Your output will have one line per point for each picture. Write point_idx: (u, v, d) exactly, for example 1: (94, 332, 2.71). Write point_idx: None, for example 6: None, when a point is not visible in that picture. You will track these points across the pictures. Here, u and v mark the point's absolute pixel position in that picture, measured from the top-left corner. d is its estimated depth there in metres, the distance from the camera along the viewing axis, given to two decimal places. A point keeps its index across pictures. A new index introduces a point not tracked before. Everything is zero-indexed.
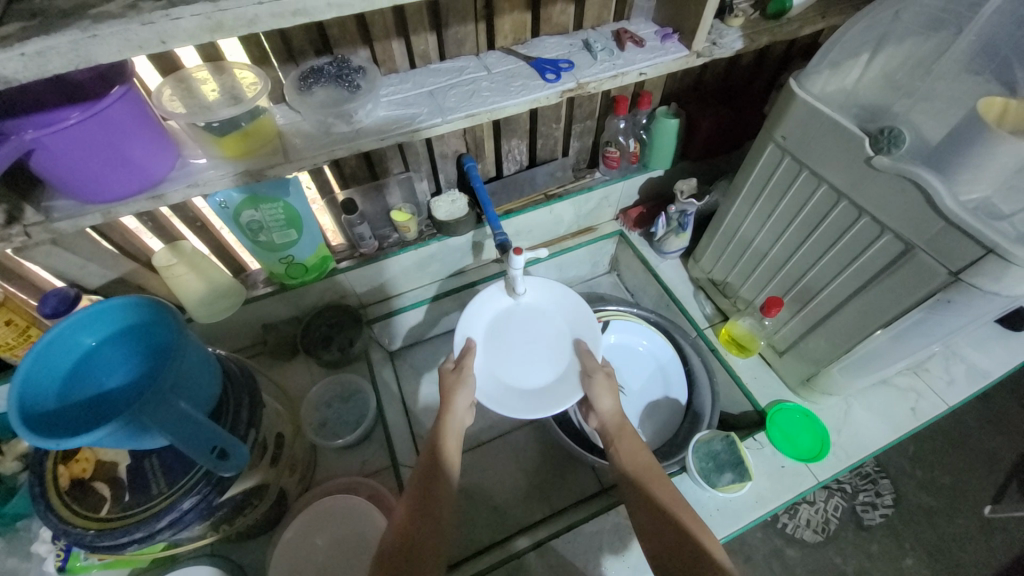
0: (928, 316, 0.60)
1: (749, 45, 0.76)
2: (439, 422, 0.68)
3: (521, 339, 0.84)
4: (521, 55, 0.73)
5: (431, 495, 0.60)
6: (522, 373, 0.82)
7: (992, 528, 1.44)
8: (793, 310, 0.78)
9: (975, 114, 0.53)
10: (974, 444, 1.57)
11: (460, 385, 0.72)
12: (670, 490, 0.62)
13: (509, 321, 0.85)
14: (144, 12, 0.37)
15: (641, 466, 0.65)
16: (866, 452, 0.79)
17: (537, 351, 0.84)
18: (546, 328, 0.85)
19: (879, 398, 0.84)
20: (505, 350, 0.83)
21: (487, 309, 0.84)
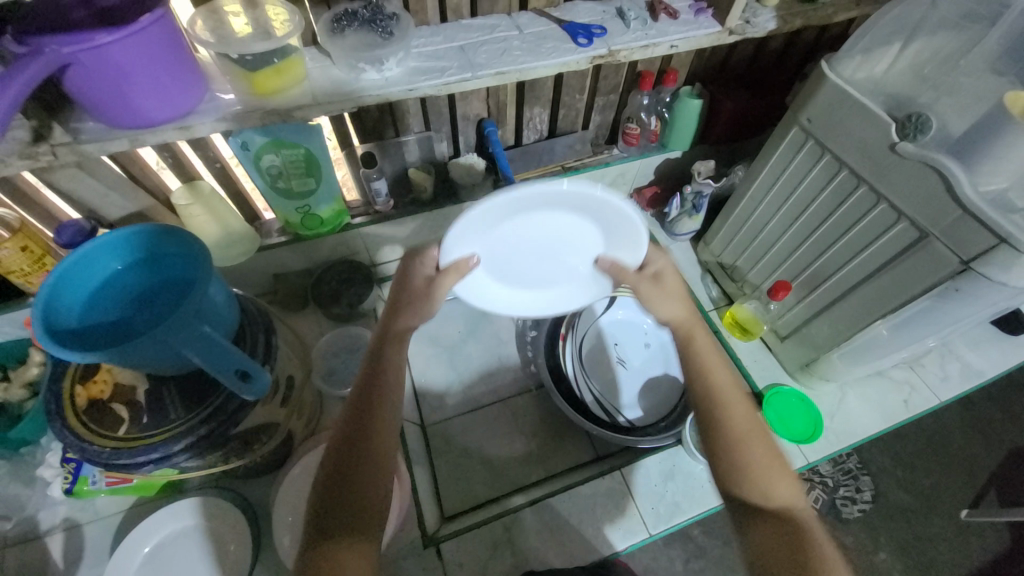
0: (938, 309, 0.62)
1: (782, 27, 0.76)
2: (390, 315, 0.67)
3: (535, 248, 0.69)
4: (554, 18, 0.72)
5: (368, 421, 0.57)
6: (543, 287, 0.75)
7: (965, 530, 1.49)
8: (801, 295, 0.80)
9: (1004, 105, 0.53)
10: (955, 448, 1.61)
11: None
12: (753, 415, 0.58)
13: (519, 226, 0.66)
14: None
15: (725, 378, 0.60)
16: (857, 439, 0.82)
17: (556, 256, 0.71)
18: (568, 234, 0.68)
19: (874, 389, 0.86)
20: (514, 257, 0.70)
21: (480, 230, 0.64)
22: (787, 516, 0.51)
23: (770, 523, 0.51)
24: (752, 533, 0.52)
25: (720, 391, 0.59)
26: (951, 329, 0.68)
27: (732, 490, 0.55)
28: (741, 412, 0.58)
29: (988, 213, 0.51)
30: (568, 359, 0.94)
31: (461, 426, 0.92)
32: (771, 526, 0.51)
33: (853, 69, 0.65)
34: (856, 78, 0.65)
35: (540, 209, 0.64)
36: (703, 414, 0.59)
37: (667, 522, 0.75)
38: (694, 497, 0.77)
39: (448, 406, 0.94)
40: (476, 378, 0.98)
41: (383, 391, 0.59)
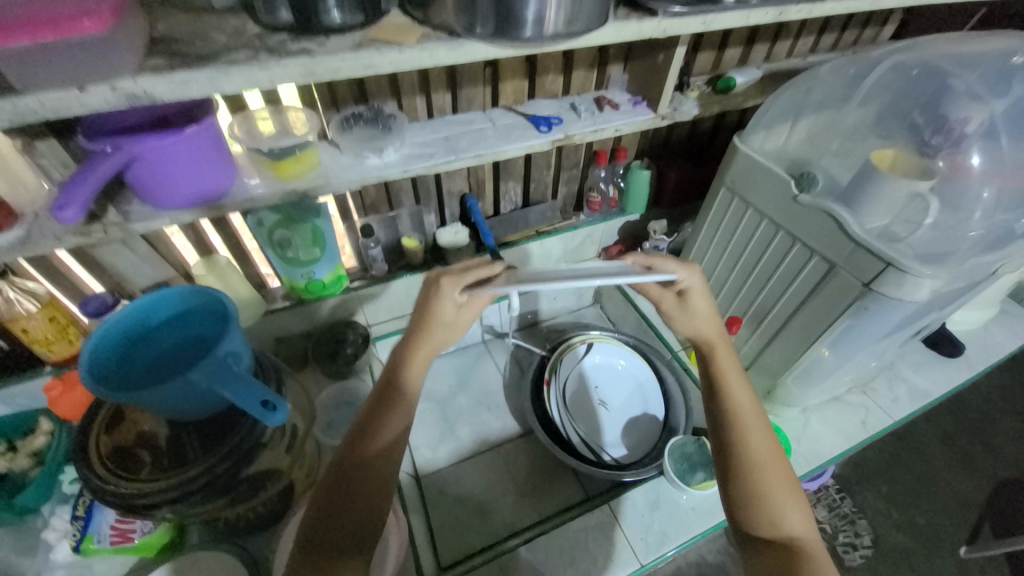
0: (860, 329, 0.73)
1: (703, 112, 0.95)
2: (415, 326, 0.71)
3: (552, 290, 0.86)
4: (520, 112, 0.90)
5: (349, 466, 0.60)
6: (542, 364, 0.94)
7: (970, 570, 1.48)
8: (752, 329, 0.90)
9: (871, 161, 0.69)
10: (940, 483, 1.65)
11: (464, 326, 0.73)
12: (767, 440, 0.65)
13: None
14: (262, 60, 0.50)
15: (746, 405, 0.68)
16: (823, 460, 0.88)
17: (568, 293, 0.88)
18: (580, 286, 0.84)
19: (833, 413, 0.94)
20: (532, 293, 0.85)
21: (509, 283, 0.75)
22: (791, 543, 0.58)
23: (771, 546, 0.58)
24: (757, 557, 0.58)
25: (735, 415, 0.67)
26: (871, 347, 0.79)
27: (743, 515, 0.61)
28: (759, 440, 0.65)
29: (874, 244, 0.64)
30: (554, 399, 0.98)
31: (456, 476, 0.95)
32: (775, 549, 0.57)
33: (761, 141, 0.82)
34: (764, 148, 0.82)
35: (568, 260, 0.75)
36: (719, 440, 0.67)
37: (656, 552, 0.77)
38: (679, 524, 0.81)
39: (442, 458, 0.98)
40: (468, 428, 1.03)
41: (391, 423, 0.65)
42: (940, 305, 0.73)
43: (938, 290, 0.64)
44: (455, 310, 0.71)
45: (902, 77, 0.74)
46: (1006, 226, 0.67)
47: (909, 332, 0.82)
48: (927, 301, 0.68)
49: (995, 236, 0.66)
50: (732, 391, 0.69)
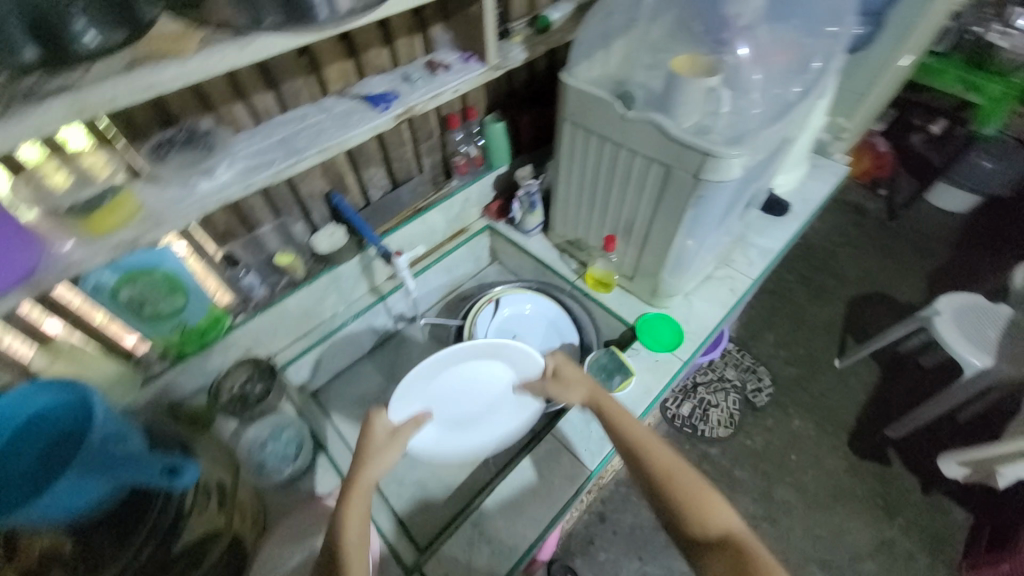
0: (705, 215, 0.85)
1: (531, 53, 0.98)
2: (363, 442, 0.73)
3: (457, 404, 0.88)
4: (354, 95, 0.86)
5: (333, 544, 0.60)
6: (483, 430, 0.89)
7: (844, 375, 1.86)
8: (627, 241, 1.00)
9: (676, 68, 0.77)
10: (804, 318, 2.05)
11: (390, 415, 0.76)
12: (673, 455, 0.69)
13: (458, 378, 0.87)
14: (14, 108, 0.43)
15: (646, 438, 0.72)
16: (710, 330, 1.04)
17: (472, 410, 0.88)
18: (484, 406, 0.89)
19: (708, 289, 1.10)
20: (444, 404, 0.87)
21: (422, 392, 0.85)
22: (728, 541, 0.60)
23: (715, 550, 0.60)
24: (707, 565, 0.59)
25: (642, 446, 0.71)
26: (717, 226, 0.93)
27: (682, 532, 0.63)
28: (666, 462, 0.68)
29: (692, 141, 0.74)
30: None
31: None
32: (720, 552, 0.59)
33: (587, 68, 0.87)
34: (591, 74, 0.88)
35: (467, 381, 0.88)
36: (637, 473, 0.70)
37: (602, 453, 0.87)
38: None
39: None
40: None
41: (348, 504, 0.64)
42: (755, 175, 0.86)
43: (748, 165, 0.77)
44: (388, 440, 0.74)
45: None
46: (782, 97, 0.81)
47: (743, 204, 0.97)
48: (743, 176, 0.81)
49: (778, 107, 0.80)
50: (629, 432, 0.73)
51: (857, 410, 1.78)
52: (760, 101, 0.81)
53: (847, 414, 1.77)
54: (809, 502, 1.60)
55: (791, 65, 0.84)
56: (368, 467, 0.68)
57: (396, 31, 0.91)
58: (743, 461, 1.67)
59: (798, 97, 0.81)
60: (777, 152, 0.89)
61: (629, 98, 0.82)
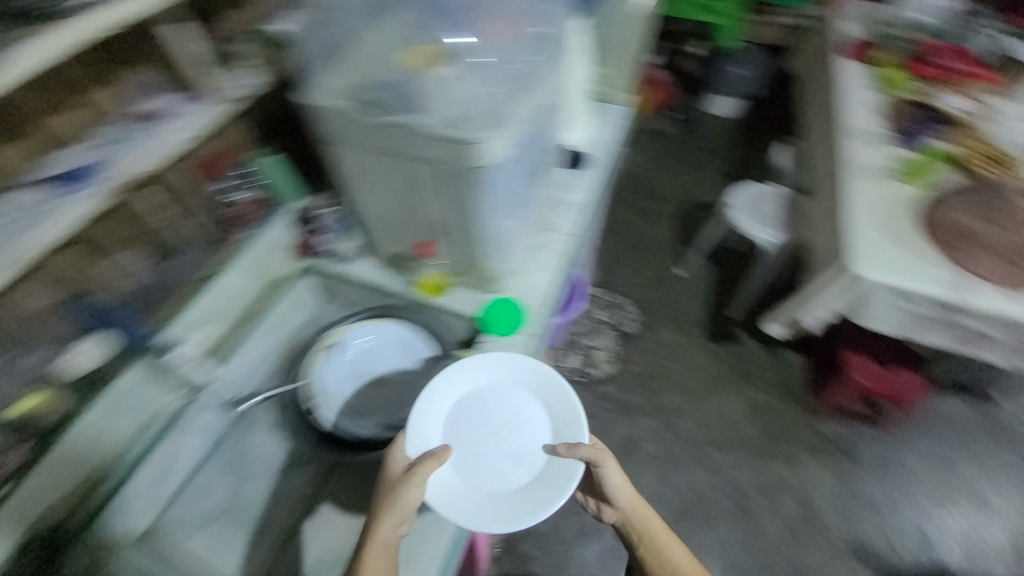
0: (496, 198, 0.86)
1: (261, 87, 0.94)
2: (383, 496, 0.77)
3: (468, 455, 0.85)
4: (48, 178, 0.79)
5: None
6: (502, 480, 0.84)
7: (687, 281, 2.15)
8: (439, 241, 0.97)
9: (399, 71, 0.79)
10: (647, 245, 2.30)
11: (415, 487, 0.77)
12: (687, 564, 0.86)
13: (485, 410, 0.89)
14: None
15: (685, 568, 0.86)
16: (546, 296, 1.09)
17: (495, 468, 0.85)
18: (527, 462, 0.85)
19: (536, 257, 1.14)
20: (464, 461, 0.85)
21: (465, 400, 0.90)
22: None
23: None
24: None
25: (665, 556, 0.86)
26: (514, 202, 0.95)
27: None
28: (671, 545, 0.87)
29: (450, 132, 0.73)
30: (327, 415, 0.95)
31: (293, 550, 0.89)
32: None
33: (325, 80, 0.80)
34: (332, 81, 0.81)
35: (470, 403, 0.89)
36: (654, 572, 0.87)
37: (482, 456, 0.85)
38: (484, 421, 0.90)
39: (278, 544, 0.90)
40: (284, 500, 0.95)
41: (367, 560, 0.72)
42: (528, 148, 0.89)
43: (515, 144, 0.78)
44: (404, 475, 0.79)
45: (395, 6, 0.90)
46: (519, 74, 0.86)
47: (531, 173, 1.00)
48: (515, 153, 0.82)
49: (518, 84, 0.84)
50: (654, 531, 0.88)
51: (704, 306, 2.07)
52: (502, 83, 0.84)
53: (697, 312, 2.05)
54: (692, 397, 1.82)
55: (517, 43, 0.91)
56: (392, 508, 0.75)
57: (93, 93, 0.89)
58: (634, 387, 1.84)
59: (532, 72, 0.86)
60: (541, 121, 0.93)
61: (374, 92, 0.78)
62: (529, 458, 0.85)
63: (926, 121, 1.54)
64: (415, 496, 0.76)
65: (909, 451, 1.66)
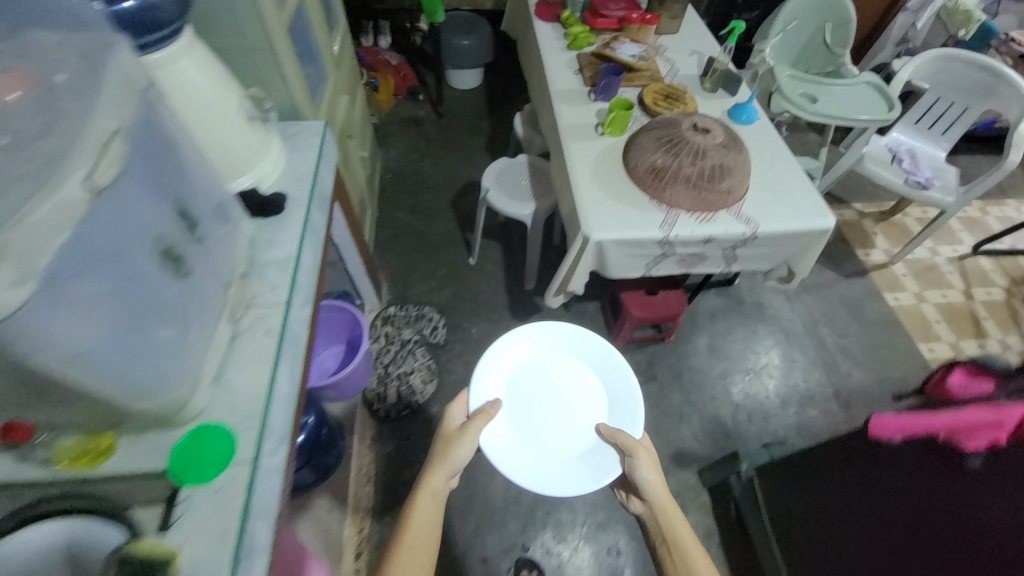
0: (78, 345, 0.60)
1: None
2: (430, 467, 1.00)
3: (544, 444, 1.11)
4: None
5: (419, 499, 0.96)
6: (557, 475, 1.07)
7: (482, 265, 2.13)
8: (44, 408, 0.68)
9: None
10: (433, 240, 2.20)
11: (466, 442, 1.03)
12: (700, 552, 0.94)
13: (546, 393, 1.19)
14: None
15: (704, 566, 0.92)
16: (265, 398, 0.86)
17: (569, 446, 1.11)
18: (554, 459, 1.09)
19: (240, 352, 0.91)
20: (535, 433, 1.13)
21: (518, 396, 1.18)
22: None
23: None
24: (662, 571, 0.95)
25: (680, 544, 0.95)
26: (141, 321, 0.69)
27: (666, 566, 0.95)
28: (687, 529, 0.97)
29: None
30: None
31: None
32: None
33: None
34: None
35: (565, 428, 1.14)
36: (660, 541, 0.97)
37: None
38: None
39: None
40: None
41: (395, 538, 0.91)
42: (112, 252, 0.63)
43: (52, 282, 0.55)
44: (459, 431, 1.06)
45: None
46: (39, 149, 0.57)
47: (169, 266, 0.74)
48: (63, 283, 0.57)
49: (32, 168, 0.55)
50: (676, 519, 0.98)
51: (503, 284, 2.08)
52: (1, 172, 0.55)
53: (499, 294, 2.05)
54: None
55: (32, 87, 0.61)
56: (443, 463, 1.00)
57: None
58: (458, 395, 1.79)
59: (64, 141, 0.58)
60: (131, 202, 0.67)
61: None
62: (575, 442, 1.12)
63: (614, 75, 1.60)
64: (466, 452, 1.02)
65: (695, 351, 1.90)
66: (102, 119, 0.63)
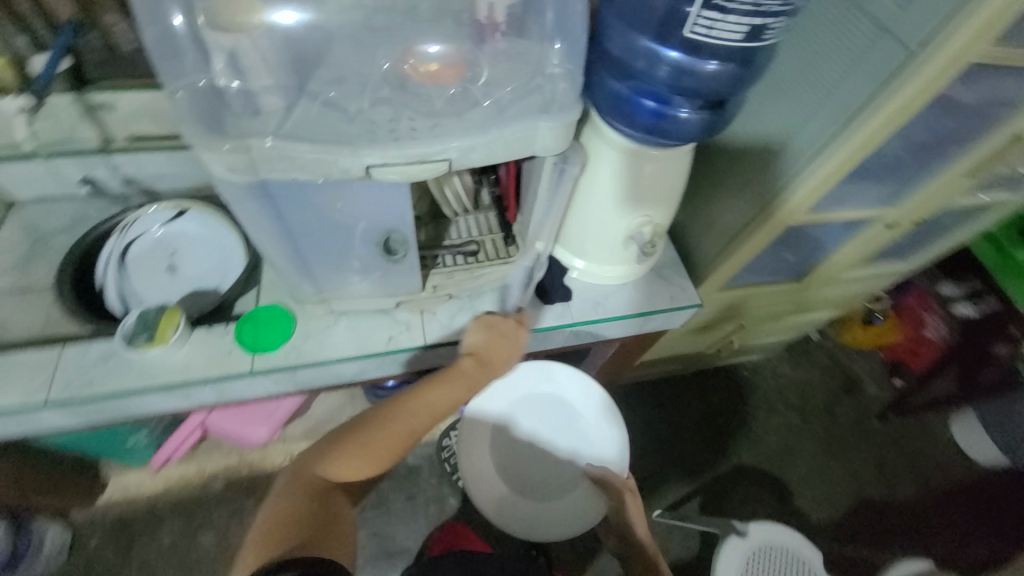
0: (257, 233, 0.69)
1: None
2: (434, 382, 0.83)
3: (519, 458, 1.11)
4: None
5: (396, 423, 0.79)
6: (537, 495, 1.08)
7: (653, 530, 1.62)
8: None
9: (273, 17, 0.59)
10: (670, 453, 1.74)
11: (506, 340, 0.88)
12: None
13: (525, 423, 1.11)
14: None
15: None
16: (318, 360, 0.85)
17: (545, 476, 1.09)
18: (523, 467, 1.10)
19: (369, 321, 0.89)
20: (513, 452, 1.11)
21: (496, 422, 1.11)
22: None
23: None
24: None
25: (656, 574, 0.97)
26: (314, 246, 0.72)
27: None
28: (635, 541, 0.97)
29: (183, 112, 0.54)
30: (107, 277, 0.94)
31: None
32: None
33: None
34: None
35: (535, 454, 1.10)
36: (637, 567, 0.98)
37: (69, 394, 0.76)
38: (113, 379, 0.78)
39: None
40: (48, 273, 0.99)
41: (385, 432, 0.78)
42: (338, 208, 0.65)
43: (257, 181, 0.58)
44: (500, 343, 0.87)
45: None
46: (388, 132, 0.59)
47: (379, 249, 0.75)
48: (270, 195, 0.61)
49: (358, 139, 0.58)
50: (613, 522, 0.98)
51: None
52: (351, 123, 0.60)
53: None
54: None
55: (467, 91, 0.62)
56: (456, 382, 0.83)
57: None
58: None
59: (400, 141, 0.58)
60: (394, 199, 0.66)
61: (202, 12, 0.55)
62: (556, 477, 1.09)
63: None
64: (504, 359, 0.88)
65: None
66: (447, 152, 0.59)
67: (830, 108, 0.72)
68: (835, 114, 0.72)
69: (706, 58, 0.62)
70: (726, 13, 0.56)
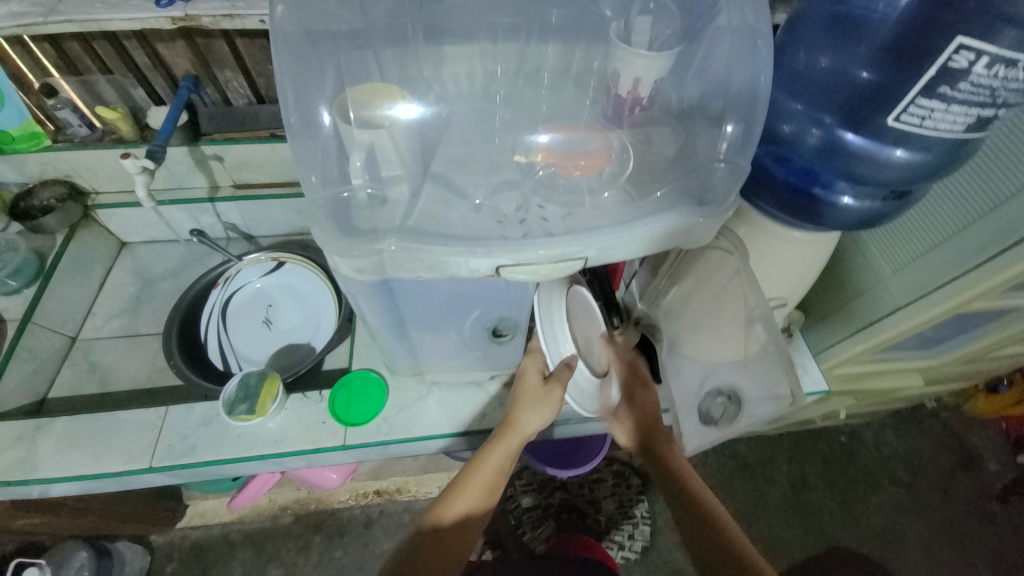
0: (364, 316, 0.65)
1: None
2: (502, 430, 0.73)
3: None
4: None
5: (478, 471, 0.71)
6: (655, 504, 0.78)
7: None
8: None
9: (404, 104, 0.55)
10: (754, 524, 1.57)
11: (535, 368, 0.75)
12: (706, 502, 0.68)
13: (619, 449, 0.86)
14: None
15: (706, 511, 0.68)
16: (410, 435, 0.80)
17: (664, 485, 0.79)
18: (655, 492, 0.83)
19: (461, 394, 0.84)
20: None
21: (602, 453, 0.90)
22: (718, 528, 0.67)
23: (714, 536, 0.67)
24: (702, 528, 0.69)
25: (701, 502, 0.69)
26: (423, 322, 0.68)
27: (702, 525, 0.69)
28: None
29: (316, 215, 0.49)
30: (207, 329, 0.96)
31: (107, 347, 0.99)
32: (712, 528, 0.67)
33: (389, 54, 0.62)
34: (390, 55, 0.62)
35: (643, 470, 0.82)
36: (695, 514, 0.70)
37: (172, 460, 0.76)
38: (213, 446, 0.77)
39: (105, 328, 1.01)
40: (153, 316, 1.03)
41: (471, 478, 0.71)
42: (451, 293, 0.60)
43: (381, 277, 0.53)
44: (529, 375, 0.75)
45: (558, 43, 0.66)
46: (518, 224, 0.54)
47: (487, 332, 0.72)
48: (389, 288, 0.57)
49: (487, 234, 0.53)
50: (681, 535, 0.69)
51: None
52: (477, 213, 0.55)
53: None
54: None
55: (610, 188, 0.56)
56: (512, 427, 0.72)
57: None
58: None
59: (532, 237, 0.52)
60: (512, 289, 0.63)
61: (340, 107, 0.51)
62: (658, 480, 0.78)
63: None
64: (535, 382, 0.73)
65: None
66: (585, 251, 0.51)
67: (937, 261, 0.71)
68: (947, 263, 0.69)
69: (892, 144, 0.51)
70: (950, 103, 0.46)
